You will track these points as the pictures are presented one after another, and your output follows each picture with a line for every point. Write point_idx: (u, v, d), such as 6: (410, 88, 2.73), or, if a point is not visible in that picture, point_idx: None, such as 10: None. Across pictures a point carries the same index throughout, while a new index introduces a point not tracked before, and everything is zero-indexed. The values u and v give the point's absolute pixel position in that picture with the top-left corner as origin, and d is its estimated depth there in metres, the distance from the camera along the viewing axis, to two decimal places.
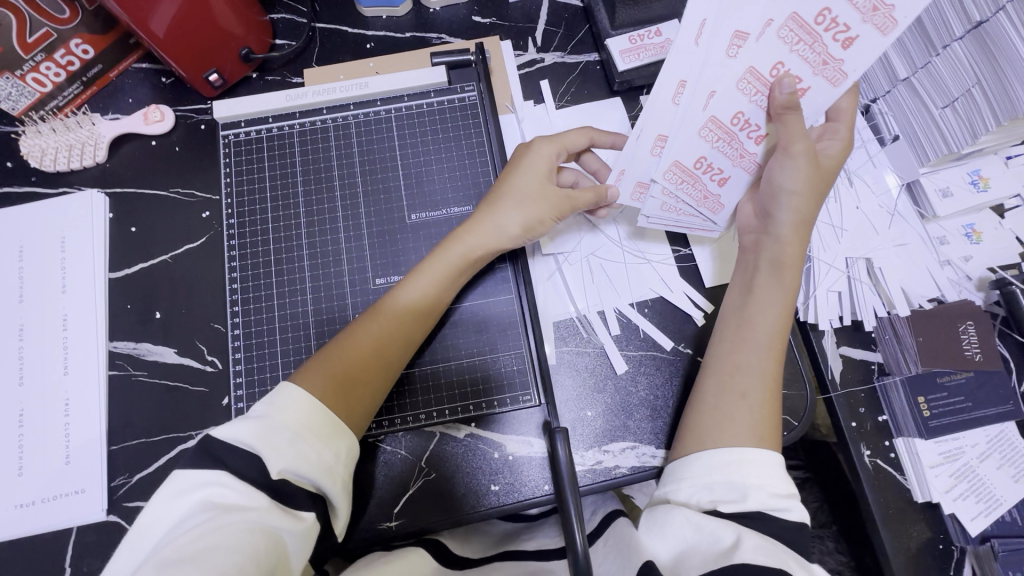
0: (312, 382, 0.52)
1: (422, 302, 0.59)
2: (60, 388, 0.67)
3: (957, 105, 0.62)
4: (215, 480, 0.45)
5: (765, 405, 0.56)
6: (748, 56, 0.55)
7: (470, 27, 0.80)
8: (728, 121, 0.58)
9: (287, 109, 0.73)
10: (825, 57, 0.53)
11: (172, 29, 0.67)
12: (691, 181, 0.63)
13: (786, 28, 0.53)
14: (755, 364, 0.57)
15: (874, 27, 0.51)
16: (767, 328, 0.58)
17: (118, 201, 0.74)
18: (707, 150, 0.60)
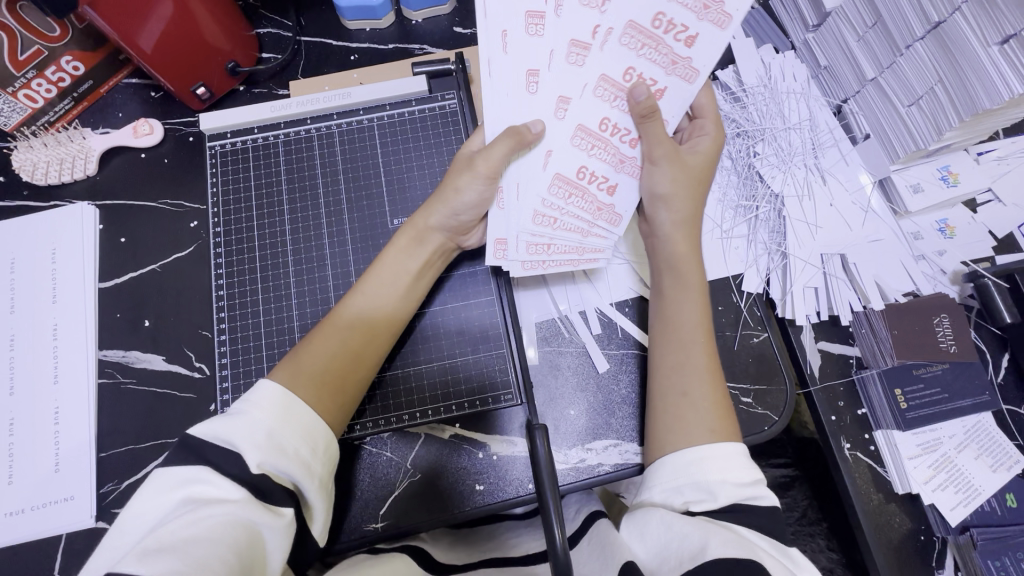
0: (298, 385, 0.53)
1: (379, 309, 0.61)
2: (50, 396, 0.68)
3: (922, 103, 0.64)
4: (198, 476, 0.45)
5: (713, 394, 0.58)
6: (603, 61, 0.62)
7: (451, 37, 0.83)
8: (577, 176, 0.65)
9: (272, 120, 0.74)
10: (675, 57, 0.62)
11: (159, 45, 0.69)
12: (579, 194, 0.66)
13: (627, 36, 0.61)
14: (689, 359, 0.60)
15: (711, 24, 0.61)
16: (695, 323, 0.61)
17: (108, 212, 0.75)
18: (586, 159, 0.65)
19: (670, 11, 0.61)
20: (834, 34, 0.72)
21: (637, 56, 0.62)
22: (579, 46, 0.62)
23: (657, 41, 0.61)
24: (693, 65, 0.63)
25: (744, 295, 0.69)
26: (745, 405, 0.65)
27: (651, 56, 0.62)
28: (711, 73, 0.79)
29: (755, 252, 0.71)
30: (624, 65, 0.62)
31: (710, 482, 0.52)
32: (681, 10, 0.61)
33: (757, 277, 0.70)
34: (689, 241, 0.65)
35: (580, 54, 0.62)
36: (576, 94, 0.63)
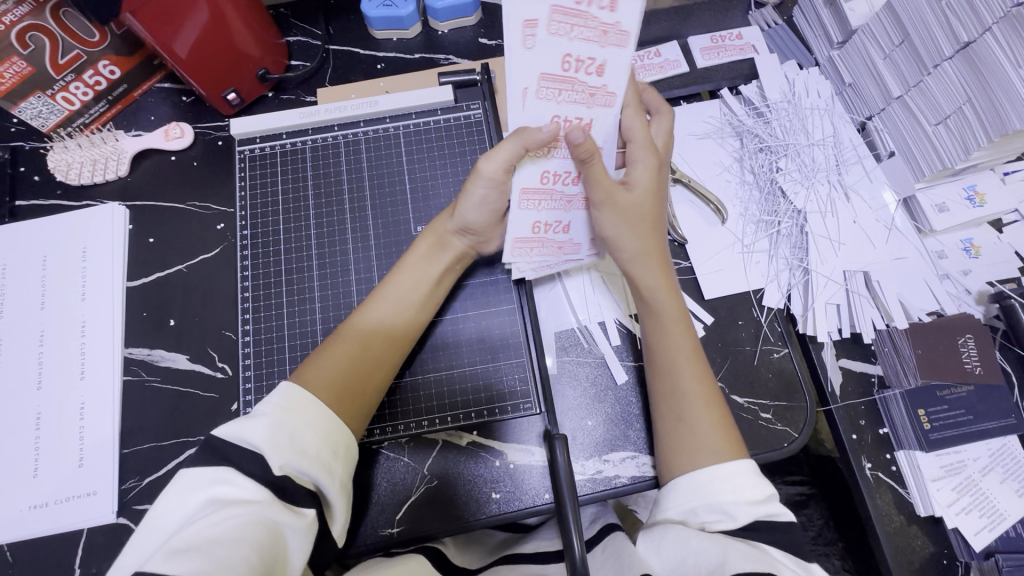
0: (314, 386, 0.54)
1: (393, 313, 0.62)
2: (77, 392, 0.69)
3: (949, 122, 0.63)
4: (221, 476, 0.46)
5: (711, 403, 0.58)
6: (560, 112, 0.54)
7: (476, 48, 0.84)
8: (541, 182, 0.60)
9: (300, 126, 0.76)
10: (590, 89, 0.53)
11: (194, 51, 0.71)
12: (539, 243, 0.67)
13: (542, 86, 0.52)
14: (682, 367, 0.60)
15: (616, 45, 0.50)
16: (671, 315, 0.62)
17: (137, 213, 0.77)
18: (545, 164, 0.59)
19: (575, 48, 0.49)
20: (860, 51, 0.72)
21: (557, 104, 0.53)
22: (556, 80, 0.51)
23: (570, 82, 0.52)
24: (612, 89, 0.53)
25: (764, 310, 0.70)
26: (765, 420, 0.65)
27: (568, 99, 0.53)
28: (735, 87, 0.79)
29: (777, 267, 0.71)
30: (547, 117, 0.54)
31: (728, 501, 0.51)
32: (584, 44, 0.48)
33: (778, 292, 0.70)
34: (644, 246, 0.62)
35: (551, 89, 0.52)
36: (520, 107, 0.53)
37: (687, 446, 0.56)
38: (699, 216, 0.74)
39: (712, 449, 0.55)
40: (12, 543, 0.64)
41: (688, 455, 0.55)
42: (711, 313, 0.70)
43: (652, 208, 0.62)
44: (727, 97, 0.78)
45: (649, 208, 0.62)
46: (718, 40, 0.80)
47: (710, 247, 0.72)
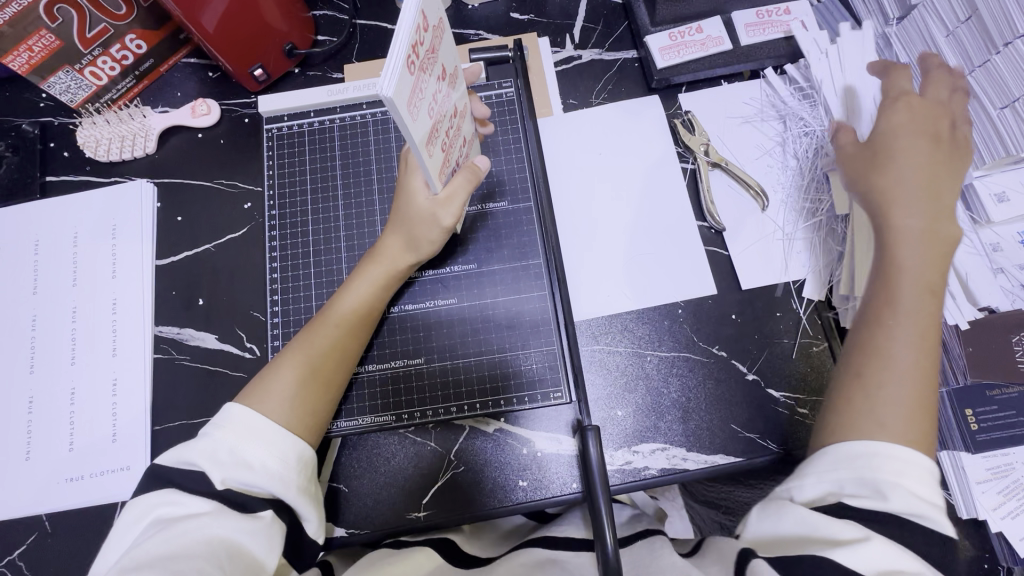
0: (290, 422, 0.56)
1: (342, 336, 0.60)
2: (108, 368, 0.70)
3: (1018, 105, 0.60)
4: (168, 499, 0.51)
5: (920, 379, 0.50)
6: (424, 57, 0.43)
7: (507, 23, 0.81)
8: (444, 149, 0.52)
9: (328, 104, 0.74)
10: (434, 56, 0.46)
11: (221, 24, 0.69)
12: (453, 146, 0.55)
13: (414, 52, 0.42)
14: (901, 333, 0.51)
15: (438, 42, 0.46)
16: (926, 268, 0.52)
17: (165, 190, 0.77)
18: (441, 131, 0.50)
19: (419, 43, 0.42)
20: (920, 29, 0.68)
21: (425, 94, 0.45)
22: (415, 91, 0.43)
23: (423, 72, 0.44)
24: (439, 29, 0.46)
25: (804, 302, 0.67)
26: (801, 416, 0.64)
27: (428, 89, 0.45)
28: (779, 67, 0.75)
29: (819, 258, 0.68)
30: (427, 111, 0.46)
31: (881, 479, 0.47)
32: (422, 49, 0.43)
33: (820, 283, 0.68)
34: (929, 192, 0.54)
35: (417, 96, 0.43)
36: (417, 116, 0.44)
37: (874, 415, 0.49)
38: (738, 201, 0.71)
39: (896, 431, 0.49)
40: (50, 514, 0.66)
41: (871, 423, 0.49)
42: (747, 303, 0.68)
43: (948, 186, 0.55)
44: (772, 77, 0.74)
45: (944, 176, 0.55)
46: (765, 15, 0.75)
47: (749, 235, 0.70)
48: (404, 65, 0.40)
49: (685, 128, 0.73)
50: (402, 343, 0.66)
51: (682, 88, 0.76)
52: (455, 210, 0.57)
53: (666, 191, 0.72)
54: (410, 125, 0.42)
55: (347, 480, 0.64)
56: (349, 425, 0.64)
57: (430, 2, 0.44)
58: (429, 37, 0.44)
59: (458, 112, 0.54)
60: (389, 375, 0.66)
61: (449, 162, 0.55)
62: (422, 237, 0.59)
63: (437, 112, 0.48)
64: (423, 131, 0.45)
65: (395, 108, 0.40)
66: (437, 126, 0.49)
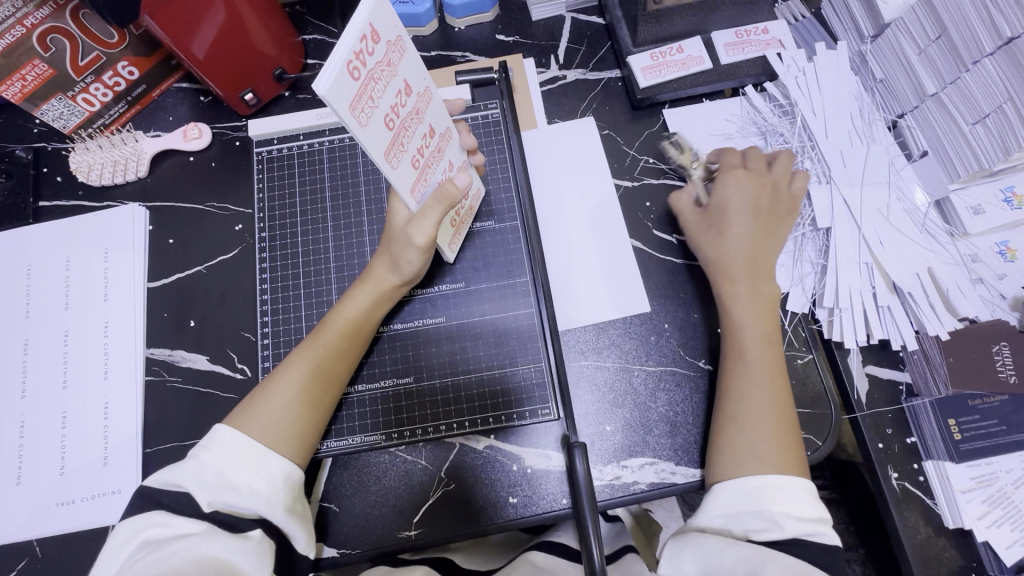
0: (276, 443, 0.56)
1: (331, 358, 0.61)
2: (100, 392, 0.70)
3: (988, 121, 0.61)
4: (155, 520, 0.51)
5: (776, 415, 0.59)
6: (373, 64, 0.43)
7: (494, 45, 0.83)
8: (416, 166, 0.53)
9: (318, 127, 0.75)
10: (390, 69, 0.46)
11: (212, 51, 0.70)
12: (429, 168, 0.56)
13: (358, 60, 0.42)
14: (754, 378, 0.60)
15: (399, 56, 0.46)
16: (758, 340, 0.62)
17: (157, 213, 0.78)
18: (410, 150, 0.52)
19: (361, 51, 0.42)
20: (893, 47, 0.69)
21: (379, 105, 0.45)
22: (360, 98, 0.43)
23: (371, 81, 0.44)
24: (398, 43, 0.46)
25: (788, 315, 0.68)
26: None
27: (382, 96, 0.45)
28: (759, 84, 0.77)
29: (801, 270, 0.69)
30: (384, 123, 0.47)
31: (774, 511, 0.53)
32: (372, 60, 0.43)
33: (803, 296, 0.68)
34: (752, 257, 0.64)
35: (366, 106, 0.44)
36: (367, 124, 0.45)
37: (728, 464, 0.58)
38: None
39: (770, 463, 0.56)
40: (40, 539, 0.66)
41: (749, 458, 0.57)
42: None
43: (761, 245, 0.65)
44: (752, 94, 0.76)
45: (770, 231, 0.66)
46: (744, 34, 0.78)
47: None
48: (344, 66, 0.40)
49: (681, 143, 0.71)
50: (392, 362, 0.67)
51: (666, 106, 0.77)
52: (429, 226, 0.56)
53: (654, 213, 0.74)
54: (356, 131, 0.43)
55: (339, 500, 0.65)
56: (339, 446, 0.65)
57: (385, 17, 0.44)
58: (381, 49, 0.44)
59: (434, 132, 0.55)
60: (378, 394, 0.66)
61: (425, 181, 0.56)
62: (401, 256, 0.60)
63: (396, 124, 0.48)
64: (375, 139, 0.46)
65: (329, 106, 0.40)
66: (400, 137, 0.49)
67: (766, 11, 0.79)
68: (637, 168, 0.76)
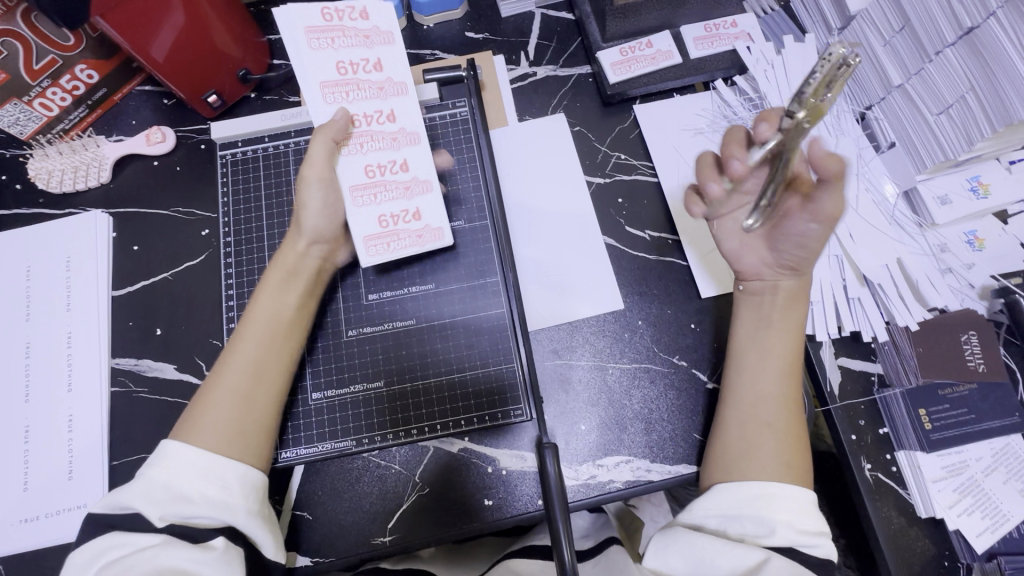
0: (220, 446, 0.54)
1: (262, 353, 0.59)
2: (63, 404, 0.69)
3: (953, 111, 0.60)
4: (112, 543, 0.50)
5: (788, 414, 0.59)
6: (348, 25, 0.60)
7: (463, 42, 0.82)
8: (366, 173, 0.61)
9: (282, 129, 0.74)
10: (363, 33, 0.61)
11: (171, 54, 0.69)
12: (384, 188, 0.62)
13: (331, 15, 0.59)
14: (768, 373, 0.60)
15: (384, 43, 0.61)
16: (779, 358, 0.60)
17: (121, 220, 0.76)
18: (350, 107, 0.60)
19: (343, 20, 0.60)
20: (859, 39, 0.69)
21: (333, 49, 0.59)
22: (319, 31, 0.58)
23: (336, 29, 0.59)
24: (387, 30, 0.61)
25: None
26: None
27: (342, 44, 0.60)
28: (729, 78, 0.77)
29: None
30: (333, 63, 0.59)
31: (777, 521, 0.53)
32: (352, 48, 0.60)
33: None
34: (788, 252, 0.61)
35: (322, 38, 0.59)
36: (314, 44, 0.58)
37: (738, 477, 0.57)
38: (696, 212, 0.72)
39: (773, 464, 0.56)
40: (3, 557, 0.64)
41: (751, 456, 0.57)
42: (706, 312, 0.69)
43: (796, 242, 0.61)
44: (721, 88, 0.76)
45: None
46: (714, 28, 0.77)
47: (705, 244, 0.71)
48: (322, 9, 0.59)
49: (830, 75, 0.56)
50: (361, 364, 0.66)
51: (637, 101, 0.77)
52: (321, 151, 0.59)
53: (627, 210, 0.73)
54: (298, 47, 0.58)
55: (312, 508, 0.64)
56: (309, 452, 0.64)
57: (387, 17, 0.61)
58: (364, 26, 0.60)
59: (394, 137, 0.62)
60: (348, 399, 0.65)
61: (372, 172, 0.61)
62: (302, 211, 0.61)
63: (346, 74, 0.60)
64: (314, 69, 0.59)
65: (284, 22, 0.57)
66: (349, 88, 0.60)
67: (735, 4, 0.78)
68: (609, 165, 0.75)
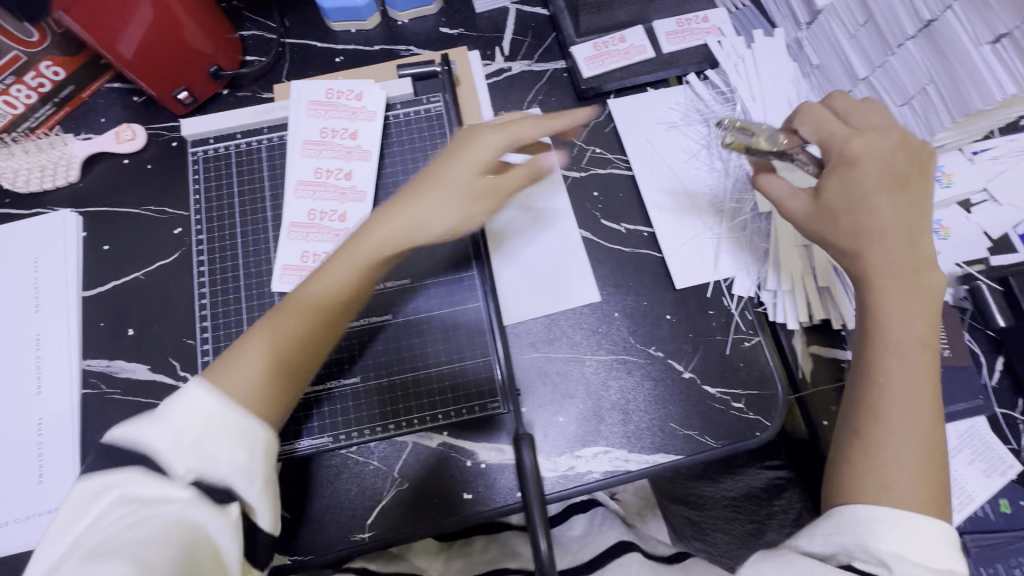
0: (257, 404, 0.51)
1: (304, 317, 0.54)
2: (33, 408, 0.67)
3: (915, 103, 0.62)
4: (123, 479, 0.44)
5: (923, 441, 0.51)
6: (341, 102, 0.71)
7: (438, 37, 0.82)
8: (308, 215, 0.68)
9: (254, 125, 0.73)
10: (352, 110, 0.71)
11: (141, 50, 0.68)
12: (317, 229, 0.68)
13: (332, 94, 0.72)
14: (893, 396, 0.52)
15: (365, 121, 0.71)
16: (923, 382, 0.52)
17: (91, 219, 0.74)
18: (318, 160, 0.69)
19: (341, 95, 0.72)
20: (826, 33, 0.70)
21: (324, 119, 0.71)
22: (319, 104, 0.71)
23: (332, 104, 0.71)
24: (371, 111, 0.71)
25: (734, 299, 0.70)
26: (737, 410, 0.66)
27: (333, 117, 0.71)
28: (701, 72, 0.78)
29: (745, 255, 0.71)
30: (317, 129, 0.70)
31: (883, 550, 0.47)
32: (338, 119, 0.71)
33: (749, 281, 0.70)
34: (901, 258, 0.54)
35: (318, 111, 0.71)
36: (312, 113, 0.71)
37: (882, 472, 0.50)
38: (672, 204, 0.73)
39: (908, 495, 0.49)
40: None
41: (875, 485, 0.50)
42: (681, 302, 0.70)
43: (917, 217, 0.55)
44: (694, 81, 0.77)
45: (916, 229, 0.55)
46: (685, 23, 0.78)
47: (680, 236, 0.72)
48: (327, 87, 0.72)
49: (739, 123, 0.62)
50: (336, 360, 0.66)
51: (612, 95, 0.78)
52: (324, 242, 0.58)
53: (603, 203, 0.74)
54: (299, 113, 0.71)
55: (289, 507, 0.63)
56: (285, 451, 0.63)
57: (376, 98, 0.72)
58: (353, 104, 0.71)
59: (342, 192, 0.69)
60: (323, 396, 0.65)
61: (318, 213, 0.68)
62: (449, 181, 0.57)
63: (325, 136, 0.70)
64: (306, 131, 0.70)
65: (297, 92, 0.72)
66: (324, 146, 0.70)
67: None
68: (585, 159, 0.76)
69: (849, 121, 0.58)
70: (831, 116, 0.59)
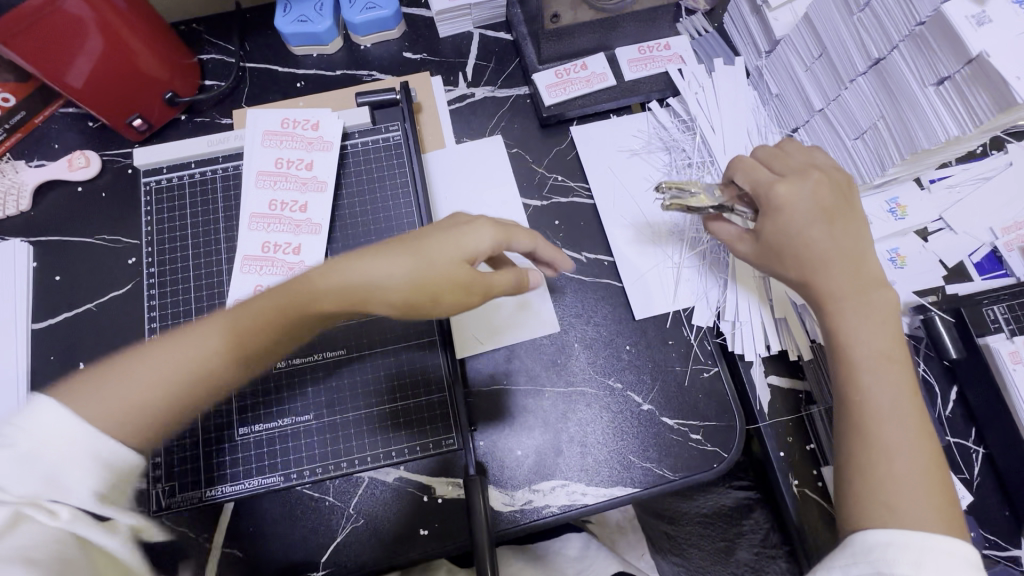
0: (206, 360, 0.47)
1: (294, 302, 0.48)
2: None
3: (867, 137, 0.62)
4: None
5: (923, 458, 0.48)
6: (296, 131, 0.71)
7: (401, 62, 0.81)
8: (263, 249, 0.67)
9: (210, 154, 0.72)
10: (308, 140, 0.70)
11: (90, 80, 0.67)
12: (271, 263, 0.66)
13: (288, 123, 0.71)
14: (882, 411, 0.49)
15: (321, 151, 0.70)
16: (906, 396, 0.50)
17: (42, 249, 0.73)
18: (273, 192, 0.68)
19: (297, 124, 0.71)
20: (784, 63, 0.71)
21: (279, 149, 0.70)
22: (274, 133, 0.70)
23: (288, 133, 0.70)
24: (327, 140, 0.71)
25: (694, 329, 0.70)
26: (694, 442, 0.66)
27: (288, 147, 0.70)
28: (663, 100, 0.78)
29: (705, 285, 0.71)
30: (272, 159, 0.69)
31: None
32: (294, 149, 0.70)
33: (708, 311, 0.70)
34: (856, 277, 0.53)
35: (272, 141, 0.70)
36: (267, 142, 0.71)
37: (881, 496, 0.47)
38: (632, 233, 0.73)
39: (918, 516, 0.46)
40: None
41: (879, 508, 0.47)
42: (641, 333, 0.70)
43: (856, 245, 0.55)
44: (655, 109, 0.77)
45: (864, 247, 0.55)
46: (647, 50, 0.78)
47: (639, 266, 0.72)
48: (282, 116, 0.71)
49: (678, 185, 0.60)
50: (289, 396, 0.65)
51: (573, 123, 0.78)
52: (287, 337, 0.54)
53: (564, 232, 0.74)
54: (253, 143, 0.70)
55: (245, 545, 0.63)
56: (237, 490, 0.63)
57: (332, 127, 0.71)
58: (309, 133, 0.71)
59: (297, 225, 0.68)
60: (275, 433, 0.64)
61: (272, 249, 0.67)
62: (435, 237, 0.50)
63: (279, 168, 0.69)
64: (260, 162, 0.69)
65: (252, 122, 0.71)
66: (279, 177, 0.69)
67: (667, 27, 0.80)
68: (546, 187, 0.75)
69: (774, 167, 0.58)
70: (757, 164, 0.58)
